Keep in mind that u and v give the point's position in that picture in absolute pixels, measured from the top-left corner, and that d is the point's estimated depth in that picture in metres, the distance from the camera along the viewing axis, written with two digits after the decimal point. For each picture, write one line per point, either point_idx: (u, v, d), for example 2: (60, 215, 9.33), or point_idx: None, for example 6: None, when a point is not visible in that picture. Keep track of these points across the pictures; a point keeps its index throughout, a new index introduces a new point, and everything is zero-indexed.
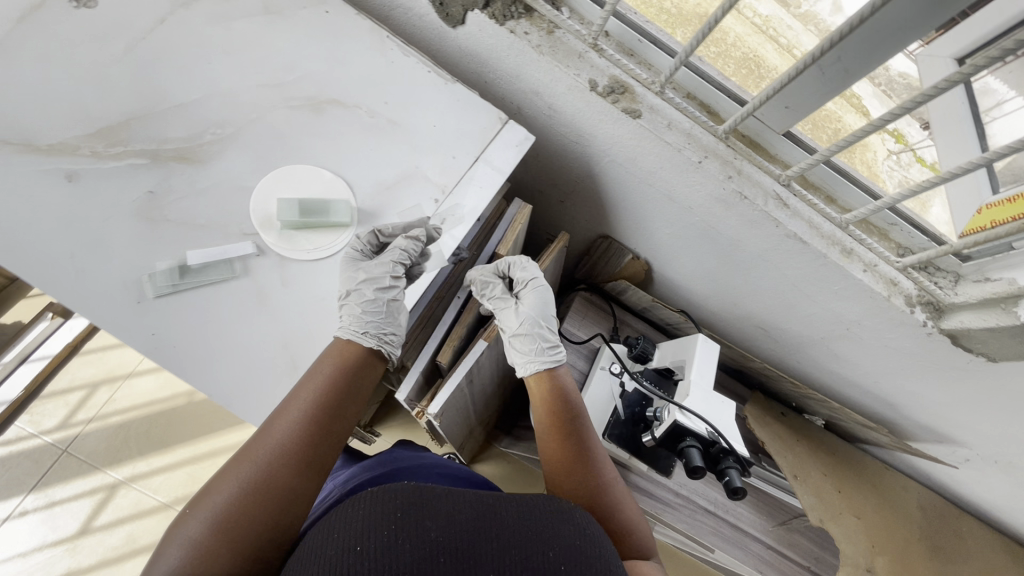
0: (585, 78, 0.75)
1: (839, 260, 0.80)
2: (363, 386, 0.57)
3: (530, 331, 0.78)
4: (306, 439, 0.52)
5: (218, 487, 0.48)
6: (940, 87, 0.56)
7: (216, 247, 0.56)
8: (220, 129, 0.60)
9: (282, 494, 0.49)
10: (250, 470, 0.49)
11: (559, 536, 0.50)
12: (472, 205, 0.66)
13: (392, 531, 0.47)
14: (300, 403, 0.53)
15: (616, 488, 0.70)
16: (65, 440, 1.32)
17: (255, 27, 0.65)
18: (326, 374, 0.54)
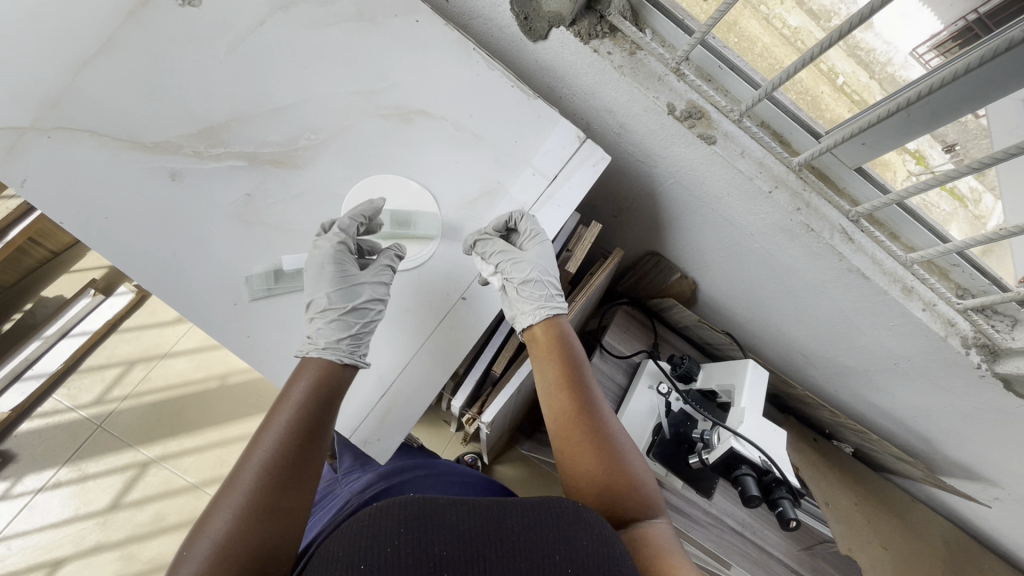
0: (664, 102, 0.75)
1: (899, 297, 0.80)
2: (342, 397, 0.56)
3: (538, 279, 0.66)
4: (292, 451, 0.51)
5: (211, 514, 0.47)
6: (1008, 153, 0.58)
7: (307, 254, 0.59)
8: (314, 135, 0.61)
9: (276, 510, 0.48)
10: (240, 491, 0.48)
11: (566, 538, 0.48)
12: (549, 225, 0.70)
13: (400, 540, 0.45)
14: (285, 416, 0.52)
15: (621, 443, 0.63)
16: (100, 415, 1.34)
17: (349, 32, 0.64)
18: (305, 385, 0.54)
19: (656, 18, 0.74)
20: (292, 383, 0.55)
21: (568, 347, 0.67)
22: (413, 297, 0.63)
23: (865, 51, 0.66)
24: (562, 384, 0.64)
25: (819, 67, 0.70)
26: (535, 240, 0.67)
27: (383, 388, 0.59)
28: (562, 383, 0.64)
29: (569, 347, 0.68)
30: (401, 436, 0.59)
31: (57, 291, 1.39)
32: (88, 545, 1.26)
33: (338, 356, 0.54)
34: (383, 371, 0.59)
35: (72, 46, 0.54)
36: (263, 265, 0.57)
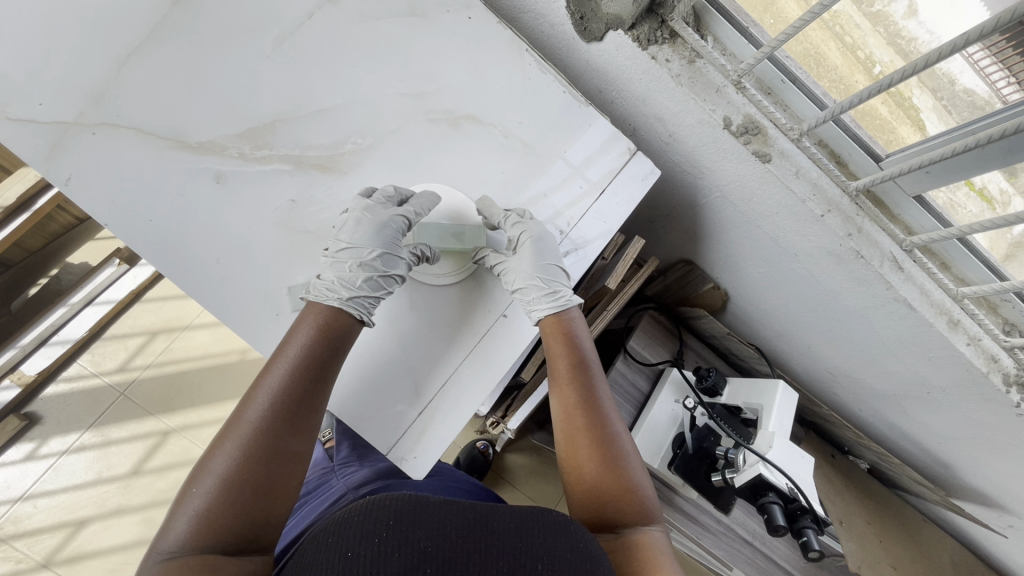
0: (720, 115, 0.71)
1: (945, 331, 0.77)
2: (348, 342, 0.55)
3: (531, 285, 0.60)
4: (291, 399, 0.51)
5: (209, 459, 0.48)
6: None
7: None
8: (361, 139, 0.59)
9: (272, 457, 0.49)
10: (240, 436, 0.49)
11: (555, 554, 0.45)
12: (595, 243, 0.67)
13: (384, 541, 0.43)
14: (285, 362, 0.52)
15: (623, 445, 0.59)
16: (123, 382, 1.36)
17: (399, 29, 0.62)
18: (303, 336, 0.53)
19: (719, 25, 0.70)
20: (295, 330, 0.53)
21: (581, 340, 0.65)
22: (453, 310, 0.61)
23: (904, 39, 0.61)
24: (570, 377, 0.62)
25: (856, 53, 0.65)
26: (523, 243, 0.60)
27: (421, 405, 0.58)
28: (568, 377, 0.62)
29: (583, 341, 0.65)
30: (435, 455, 0.58)
31: (83, 258, 1.39)
32: (110, 507, 1.30)
33: (360, 312, 0.55)
34: (421, 387, 0.58)
35: (118, 37, 0.52)
36: (308, 275, 0.57)
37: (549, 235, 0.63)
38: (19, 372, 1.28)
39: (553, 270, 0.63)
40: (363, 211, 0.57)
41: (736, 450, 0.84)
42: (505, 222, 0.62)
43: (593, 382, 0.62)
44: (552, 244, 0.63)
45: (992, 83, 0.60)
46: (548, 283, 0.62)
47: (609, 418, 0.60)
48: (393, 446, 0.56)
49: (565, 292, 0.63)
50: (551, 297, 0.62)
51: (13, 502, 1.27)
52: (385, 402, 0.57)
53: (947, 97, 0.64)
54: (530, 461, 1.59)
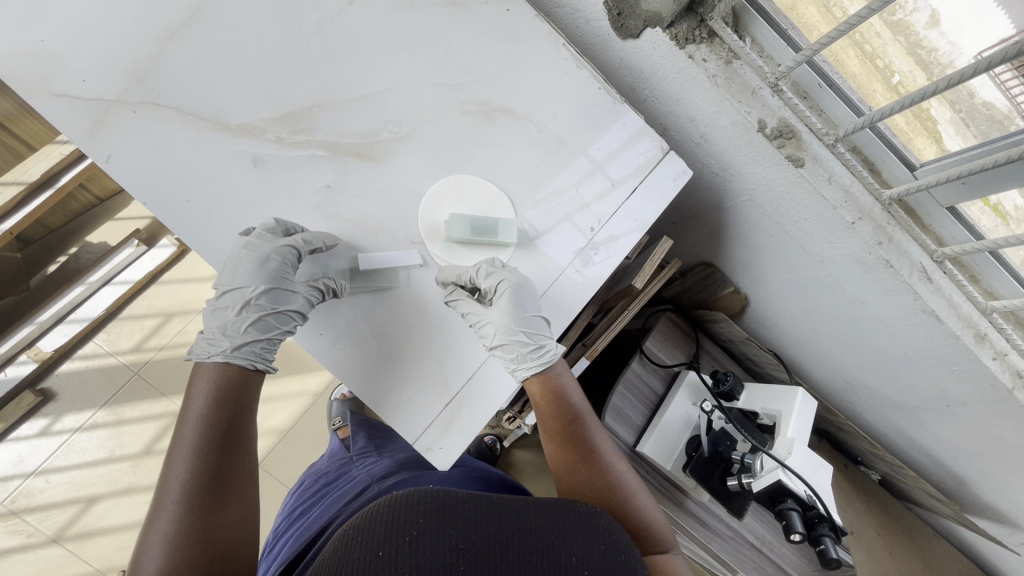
0: (755, 117, 0.71)
1: (972, 344, 0.76)
2: (247, 393, 0.57)
3: (510, 338, 0.57)
4: (208, 465, 0.52)
5: (145, 546, 0.49)
6: None
7: (385, 253, 0.57)
8: (397, 127, 0.59)
9: (207, 521, 0.51)
10: (168, 514, 0.50)
11: (585, 542, 0.48)
12: (626, 241, 0.65)
13: (422, 530, 0.45)
14: (191, 431, 0.53)
15: (627, 477, 0.67)
16: (137, 362, 1.37)
17: (438, 19, 0.62)
18: (203, 401, 0.54)
19: (758, 26, 0.70)
20: (188, 399, 0.55)
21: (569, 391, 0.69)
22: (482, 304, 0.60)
23: (925, 49, 0.61)
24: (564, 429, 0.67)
25: (875, 62, 0.65)
26: (502, 294, 0.57)
27: (448, 396, 0.56)
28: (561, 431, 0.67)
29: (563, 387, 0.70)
30: (462, 448, 0.56)
31: (102, 238, 1.40)
32: (122, 485, 1.32)
33: (247, 361, 0.57)
34: (450, 377, 0.57)
35: (162, 17, 0.52)
36: (342, 262, 0.57)
37: (526, 286, 0.60)
38: (35, 348, 1.28)
39: (536, 323, 0.59)
40: (247, 248, 0.53)
41: (754, 455, 0.83)
42: (481, 272, 0.58)
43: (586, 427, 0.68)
44: (532, 298, 0.59)
45: (1011, 96, 0.59)
46: (530, 337, 0.58)
47: (610, 456, 0.67)
48: (420, 435, 0.54)
49: (547, 349, 0.59)
50: (531, 352, 0.58)
51: (25, 476, 1.28)
52: (412, 392, 0.55)
53: (964, 109, 0.64)
54: (537, 459, 1.59)
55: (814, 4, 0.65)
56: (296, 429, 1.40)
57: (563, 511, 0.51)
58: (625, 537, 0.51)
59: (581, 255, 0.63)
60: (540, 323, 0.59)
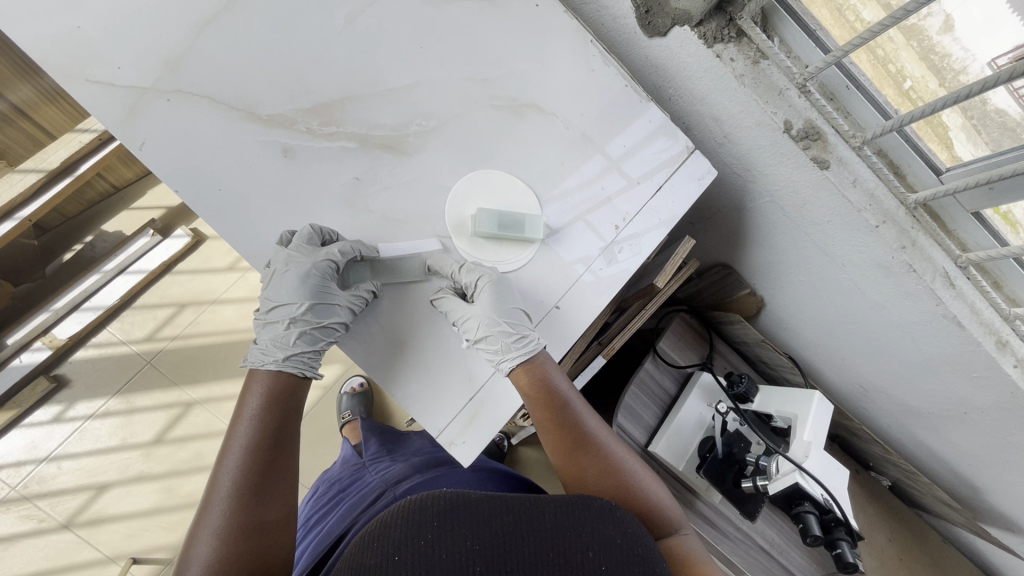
0: (782, 118, 0.71)
1: (993, 352, 0.76)
2: (299, 397, 0.59)
3: (487, 326, 0.55)
4: (259, 462, 0.54)
5: (197, 538, 0.50)
6: None
7: (404, 242, 0.58)
8: (426, 121, 0.59)
9: (256, 521, 0.52)
10: (218, 511, 0.51)
11: (600, 537, 0.48)
12: (650, 239, 0.65)
13: (437, 532, 0.46)
14: (245, 430, 0.54)
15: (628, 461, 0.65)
16: (150, 351, 1.38)
17: (468, 13, 0.61)
18: (257, 401, 0.56)
19: (787, 26, 0.69)
20: (241, 401, 0.56)
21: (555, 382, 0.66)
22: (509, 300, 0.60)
23: (938, 55, 0.62)
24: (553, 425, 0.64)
25: (887, 67, 0.66)
26: (482, 287, 0.57)
27: (473, 390, 0.56)
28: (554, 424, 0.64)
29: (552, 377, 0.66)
30: (485, 442, 0.56)
31: (118, 227, 1.41)
32: (133, 473, 1.32)
33: (298, 369, 0.57)
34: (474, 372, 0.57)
35: (197, 6, 0.53)
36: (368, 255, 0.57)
37: (508, 283, 0.59)
38: (50, 335, 1.28)
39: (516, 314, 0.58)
40: (287, 263, 0.54)
41: (768, 458, 0.82)
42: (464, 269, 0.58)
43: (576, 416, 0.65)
44: (510, 292, 0.59)
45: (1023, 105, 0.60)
46: (508, 328, 0.56)
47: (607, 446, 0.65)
48: (444, 428, 0.54)
49: (525, 341, 0.57)
50: (510, 344, 0.56)
51: (38, 462, 1.29)
52: (438, 386, 0.56)
53: (976, 116, 0.65)
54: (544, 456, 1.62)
55: (828, 7, 0.66)
56: (306, 421, 1.41)
57: (576, 506, 0.51)
58: (641, 530, 0.50)
59: (605, 253, 0.63)
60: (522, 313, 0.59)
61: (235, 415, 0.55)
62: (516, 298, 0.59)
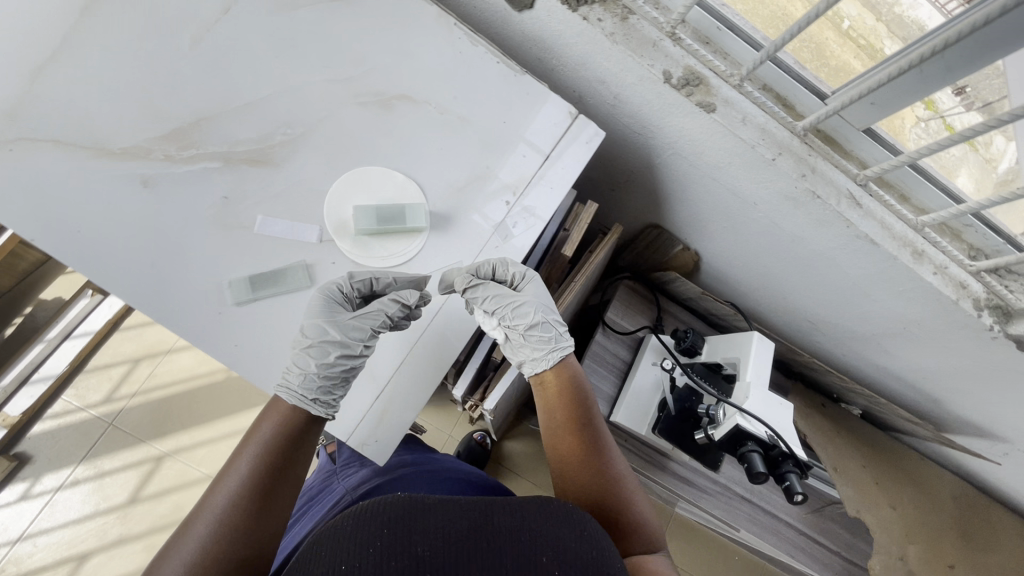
0: (660, 70, 0.71)
1: (910, 263, 0.78)
2: (312, 434, 0.60)
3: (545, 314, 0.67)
4: (254, 490, 0.53)
5: (179, 546, 0.50)
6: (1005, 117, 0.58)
7: (284, 220, 0.56)
8: (291, 129, 0.58)
9: (235, 547, 0.50)
10: (204, 525, 0.51)
11: (557, 540, 0.47)
12: (545, 209, 0.65)
13: (386, 539, 0.45)
14: (253, 453, 0.55)
15: (629, 484, 0.62)
16: (110, 413, 1.36)
17: (319, 15, 0.61)
18: (271, 429, 0.57)
19: None
20: (261, 425, 0.58)
21: (576, 384, 0.67)
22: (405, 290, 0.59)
23: None
24: (565, 421, 0.63)
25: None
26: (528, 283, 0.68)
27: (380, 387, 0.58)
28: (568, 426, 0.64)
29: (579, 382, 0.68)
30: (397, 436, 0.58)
31: (57, 294, 1.39)
32: (112, 538, 1.29)
33: (299, 399, 0.50)
34: (376, 371, 0.59)
35: (27, 52, 0.52)
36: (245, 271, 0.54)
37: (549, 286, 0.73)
38: (2, 414, 1.28)
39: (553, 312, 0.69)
40: (309, 289, 0.55)
41: (716, 406, 0.83)
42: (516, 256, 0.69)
43: (592, 421, 0.64)
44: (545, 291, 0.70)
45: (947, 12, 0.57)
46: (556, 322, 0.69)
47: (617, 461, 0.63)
48: (353, 429, 0.57)
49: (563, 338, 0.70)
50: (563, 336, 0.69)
51: (12, 543, 1.27)
52: (345, 390, 0.58)
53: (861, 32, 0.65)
54: (533, 447, 1.64)
55: None
56: None
57: (538, 505, 0.49)
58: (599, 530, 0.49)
59: (500, 229, 0.63)
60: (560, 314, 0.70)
61: (246, 434, 0.57)
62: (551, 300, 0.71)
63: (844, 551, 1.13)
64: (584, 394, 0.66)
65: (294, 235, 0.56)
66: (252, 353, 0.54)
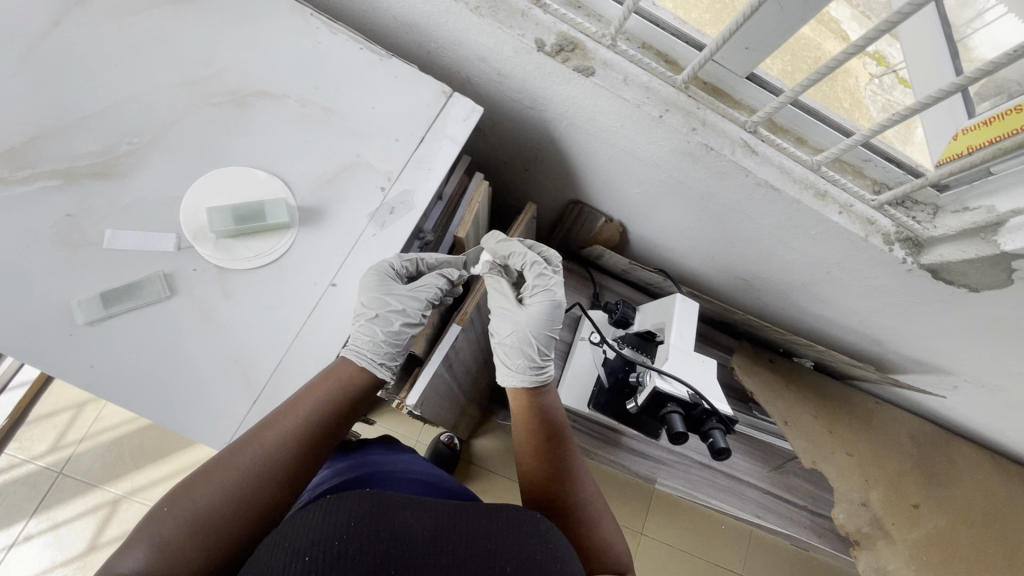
0: (531, 38, 0.69)
1: (814, 204, 0.77)
2: (362, 409, 0.56)
3: (523, 337, 0.75)
4: (292, 457, 0.51)
5: (202, 487, 0.48)
6: (861, 44, 0.55)
7: (137, 233, 0.54)
8: (136, 138, 0.56)
9: (251, 516, 0.48)
10: (235, 474, 0.48)
11: (525, 556, 0.46)
12: (423, 191, 0.63)
13: (351, 535, 0.43)
14: (306, 411, 0.52)
15: (596, 503, 0.68)
16: (58, 462, 1.33)
17: (160, 20, 0.59)
18: (329, 390, 0.54)
19: None
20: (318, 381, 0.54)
21: (550, 412, 0.74)
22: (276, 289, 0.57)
23: None
24: (537, 445, 0.70)
25: None
26: (537, 297, 0.77)
27: (254, 393, 0.54)
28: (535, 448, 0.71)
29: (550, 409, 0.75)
30: None
31: None
32: None
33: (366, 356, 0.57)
34: (252, 376, 0.54)
35: None
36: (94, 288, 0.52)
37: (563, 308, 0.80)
38: None
39: (543, 336, 0.77)
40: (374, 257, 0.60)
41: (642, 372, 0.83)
42: (527, 269, 0.77)
43: (561, 446, 0.71)
44: (557, 316, 0.78)
45: None
46: (542, 346, 0.77)
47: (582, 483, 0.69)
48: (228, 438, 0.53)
49: (548, 362, 0.78)
50: (541, 361, 0.76)
51: None
52: (214, 398, 0.53)
53: None
54: (503, 442, 1.62)
55: None
56: None
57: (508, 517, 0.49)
58: (565, 551, 0.48)
59: (376, 217, 0.61)
60: (546, 344, 0.77)
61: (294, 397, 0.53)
62: (549, 325, 0.77)
63: (810, 504, 1.14)
64: (557, 419, 0.74)
65: (149, 245, 0.54)
66: (109, 374, 0.51)
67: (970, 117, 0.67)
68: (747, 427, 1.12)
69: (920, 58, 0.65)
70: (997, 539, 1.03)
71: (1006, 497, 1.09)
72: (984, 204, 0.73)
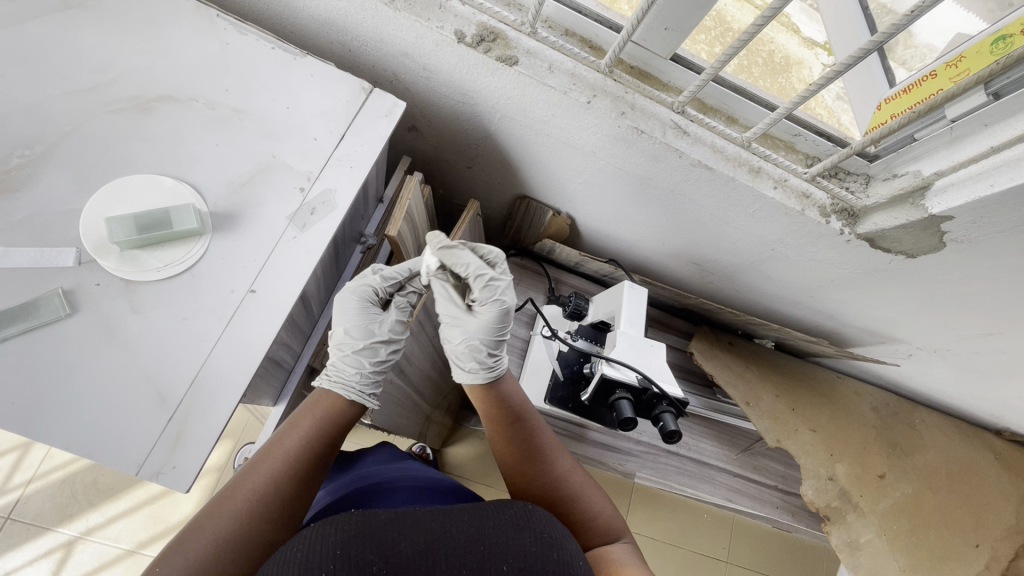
0: (450, 30, 0.68)
1: (749, 181, 0.76)
2: (347, 431, 0.66)
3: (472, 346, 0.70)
4: (282, 488, 0.57)
5: (200, 534, 0.53)
6: (758, 23, 0.56)
7: (32, 251, 0.51)
8: (30, 150, 0.53)
9: (258, 538, 0.54)
10: (227, 515, 0.54)
11: (518, 547, 0.47)
12: (343, 189, 0.60)
13: (345, 558, 0.43)
14: (286, 447, 0.59)
15: (581, 481, 0.70)
16: (6, 507, 1.27)
17: (51, 28, 0.57)
18: (307, 424, 0.62)
19: None
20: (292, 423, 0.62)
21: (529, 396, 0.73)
22: (191, 299, 0.54)
23: None
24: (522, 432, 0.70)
25: None
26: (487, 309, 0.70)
27: (170, 411, 0.52)
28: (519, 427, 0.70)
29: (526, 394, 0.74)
30: (198, 459, 0.51)
31: None
32: None
33: (346, 391, 0.66)
34: (167, 391, 0.52)
35: None
36: None
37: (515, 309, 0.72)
38: None
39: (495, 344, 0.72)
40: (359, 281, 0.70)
41: (592, 363, 0.81)
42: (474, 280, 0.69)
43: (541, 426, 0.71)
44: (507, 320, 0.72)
45: None
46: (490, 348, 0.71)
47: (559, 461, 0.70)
48: (141, 461, 0.50)
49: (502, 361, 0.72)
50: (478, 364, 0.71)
51: None
52: (123, 419, 0.50)
53: None
54: (477, 450, 1.59)
55: None
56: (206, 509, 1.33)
57: (489, 513, 0.49)
58: (558, 531, 0.49)
59: (296, 219, 0.59)
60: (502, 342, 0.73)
61: (286, 427, 0.61)
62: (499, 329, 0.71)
63: (777, 482, 1.18)
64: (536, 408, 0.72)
65: (45, 262, 0.51)
66: (5, 403, 0.48)
67: (891, 87, 0.68)
68: (711, 412, 1.13)
69: (841, 25, 0.67)
70: (964, 503, 1.04)
71: (972, 461, 1.09)
72: (912, 169, 0.73)
